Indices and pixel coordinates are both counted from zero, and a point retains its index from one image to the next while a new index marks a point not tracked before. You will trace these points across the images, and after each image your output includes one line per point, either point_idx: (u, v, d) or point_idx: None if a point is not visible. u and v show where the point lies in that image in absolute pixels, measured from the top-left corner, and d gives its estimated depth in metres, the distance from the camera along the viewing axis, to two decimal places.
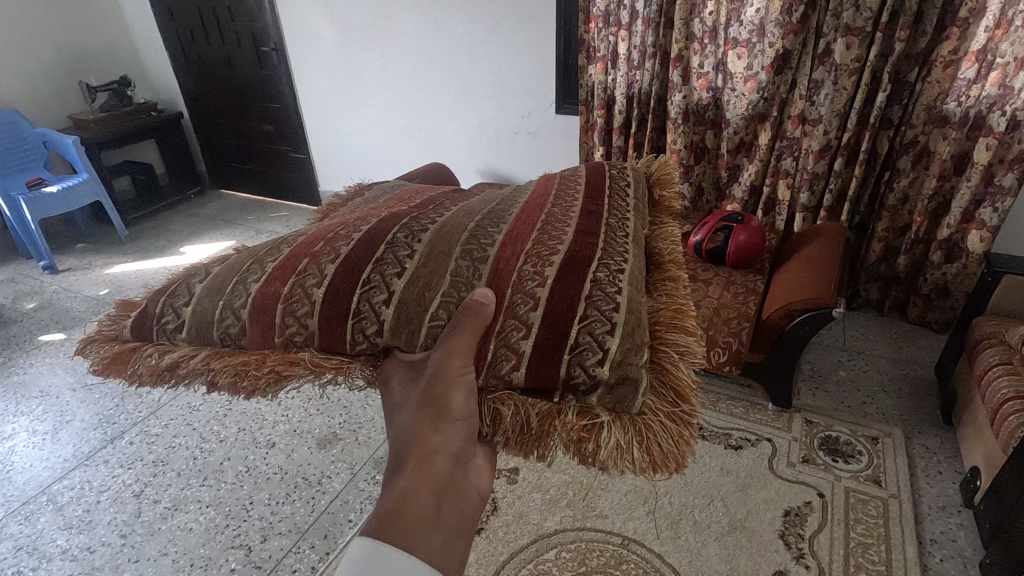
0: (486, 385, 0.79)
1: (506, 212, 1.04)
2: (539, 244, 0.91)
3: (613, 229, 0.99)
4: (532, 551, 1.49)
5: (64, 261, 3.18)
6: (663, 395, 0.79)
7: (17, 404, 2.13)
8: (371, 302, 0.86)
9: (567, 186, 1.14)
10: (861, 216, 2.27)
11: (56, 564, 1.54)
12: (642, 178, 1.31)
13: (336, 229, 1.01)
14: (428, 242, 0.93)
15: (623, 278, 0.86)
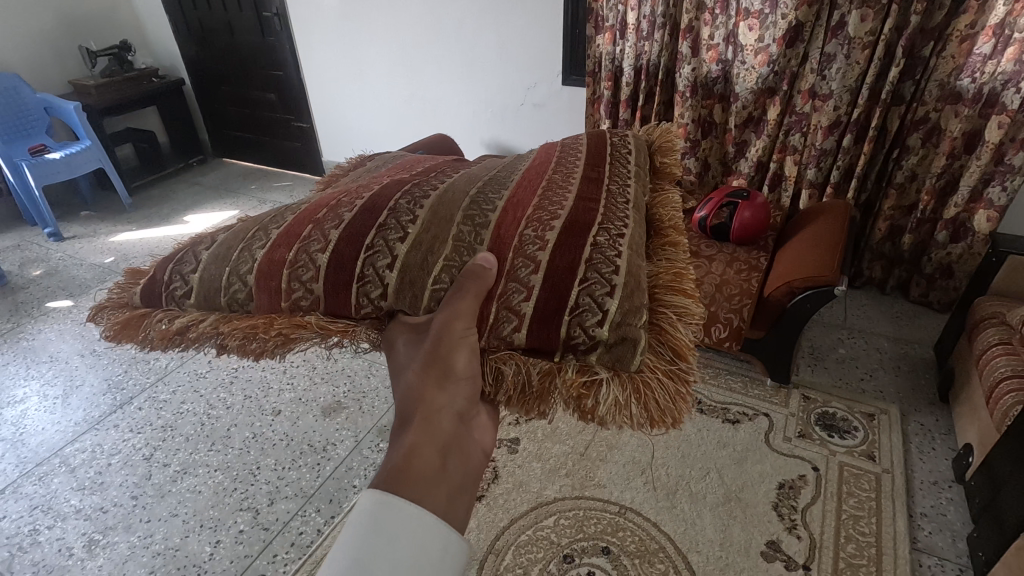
0: (489, 346, 0.82)
1: (508, 179, 1.04)
2: (543, 211, 0.92)
3: (614, 196, 0.99)
4: (531, 518, 1.54)
5: (69, 229, 3.18)
6: (660, 353, 0.81)
7: (27, 369, 2.16)
8: (375, 266, 0.87)
9: (568, 155, 1.14)
10: (868, 194, 2.26)
11: (71, 522, 1.59)
12: (644, 146, 1.31)
13: (335, 197, 1.02)
14: (430, 208, 0.93)
15: (623, 243, 0.87)
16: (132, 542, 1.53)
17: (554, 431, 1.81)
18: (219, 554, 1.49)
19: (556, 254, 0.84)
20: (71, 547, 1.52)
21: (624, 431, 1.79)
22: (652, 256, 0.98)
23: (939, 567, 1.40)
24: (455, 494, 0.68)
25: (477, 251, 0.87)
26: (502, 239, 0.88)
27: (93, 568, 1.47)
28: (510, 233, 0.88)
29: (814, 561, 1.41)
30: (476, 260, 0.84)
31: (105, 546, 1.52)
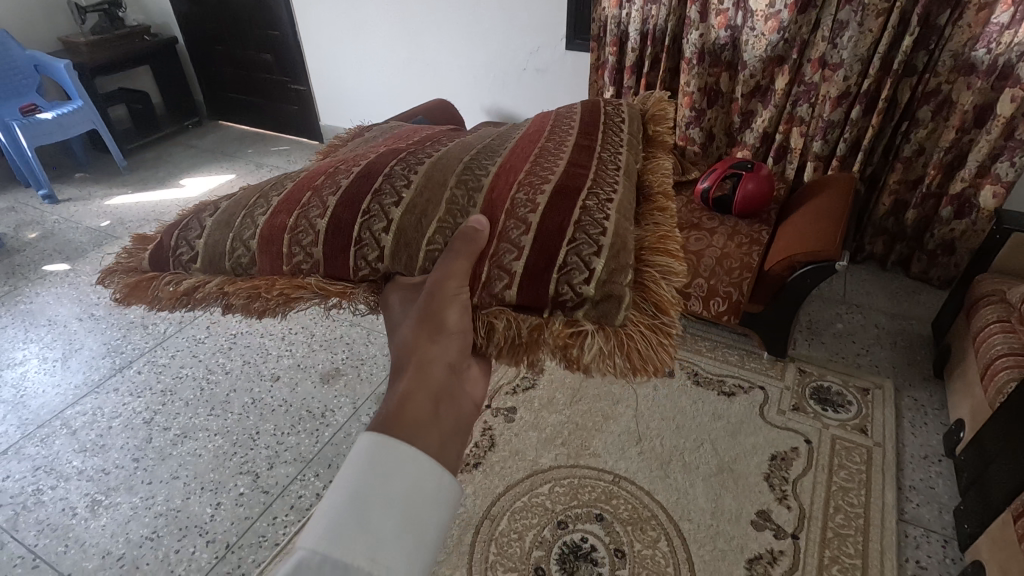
0: (479, 302, 0.81)
1: (502, 145, 1.02)
2: (536, 176, 0.90)
3: (604, 162, 0.98)
4: (527, 485, 1.56)
5: (64, 192, 3.14)
6: (643, 309, 0.81)
7: (25, 332, 2.16)
8: (371, 229, 0.86)
9: (565, 124, 1.12)
10: (874, 168, 2.22)
11: (74, 483, 1.61)
12: (637, 115, 1.29)
13: (336, 163, 1.00)
14: (423, 172, 0.92)
15: (611, 206, 0.86)
16: (135, 503, 1.56)
17: (551, 400, 1.82)
18: (221, 516, 1.52)
19: (549, 218, 0.83)
20: (74, 507, 1.55)
21: (620, 402, 1.81)
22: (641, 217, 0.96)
23: (924, 538, 1.44)
24: (449, 437, 0.66)
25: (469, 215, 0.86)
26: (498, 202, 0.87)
27: (97, 527, 1.50)
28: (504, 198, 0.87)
29: (802, 531, 1.44)
30: (468, 223, 0.84)
31: (108, 506, 1.55)
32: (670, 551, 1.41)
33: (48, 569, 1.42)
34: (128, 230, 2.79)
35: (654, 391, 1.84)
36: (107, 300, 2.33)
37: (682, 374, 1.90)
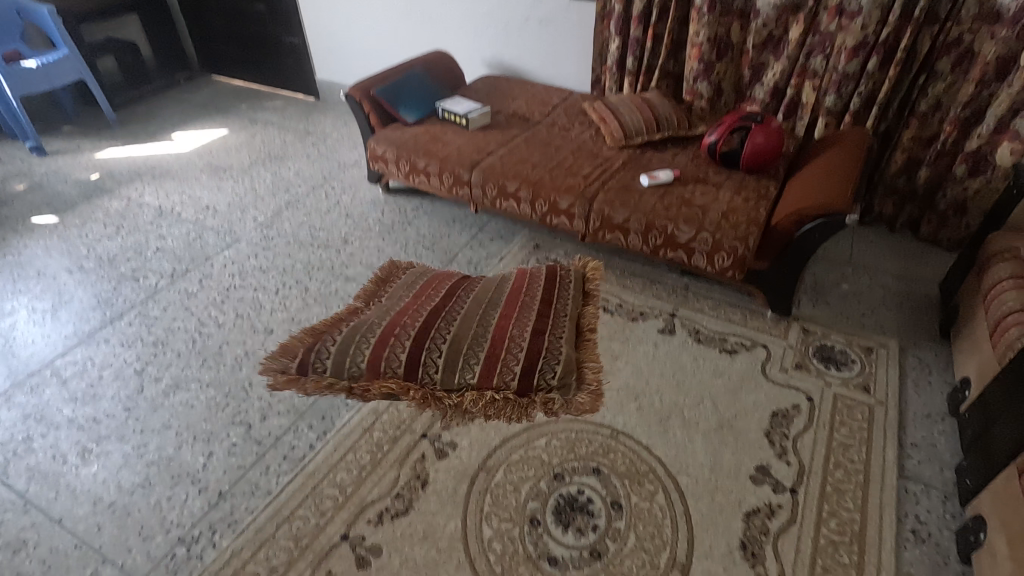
0: (485, 388, 1.43)
1: (486, 333, 1.51)
2: (512, 343, 1.49)
3: (552, 350, 1.48)
4: (523, 438, 1.54)
5: (53, 144, 3.06)
6: (583, 401, 1.43)
7: (15, 283, 2.12)
8: (392, 366, 1.45)
9: (536, 276, 1.71)
10: (888, 124, 2.13)
11: (64, 431, 1.59)
12: (579, 303, 1.65)
13: (403, 340, 1.48)
14: (446, 357, 1.46)
15: (558, 381, 1.44)
16: (126, 451, 1.54)
17: None
18: (213, 465, 1.50)
19: (515, 380, 1.43)
20: (65, 455, 1.53)
21: (620, 358, 1.78)
22: (577, 348, 1.54)
23: (924, 494, 1.42)
24: None
25: (468, 367, 1.45)
26: (485, 354, 1.47)
27: (88, 474, 1.49)
28: (486, 366, 1.45)
29: (801, 485, 1.43)
30: (466, 377, 1.44)
31: (99, 454, 1.53)
32: (667, 503, 1.39)
33: (39, 514, 1.40)
34: (118, 184, 2.72)
35: (654, 348, 1.81)
36: (98, 253, 2.28)
37: (683, 332, 1.86)
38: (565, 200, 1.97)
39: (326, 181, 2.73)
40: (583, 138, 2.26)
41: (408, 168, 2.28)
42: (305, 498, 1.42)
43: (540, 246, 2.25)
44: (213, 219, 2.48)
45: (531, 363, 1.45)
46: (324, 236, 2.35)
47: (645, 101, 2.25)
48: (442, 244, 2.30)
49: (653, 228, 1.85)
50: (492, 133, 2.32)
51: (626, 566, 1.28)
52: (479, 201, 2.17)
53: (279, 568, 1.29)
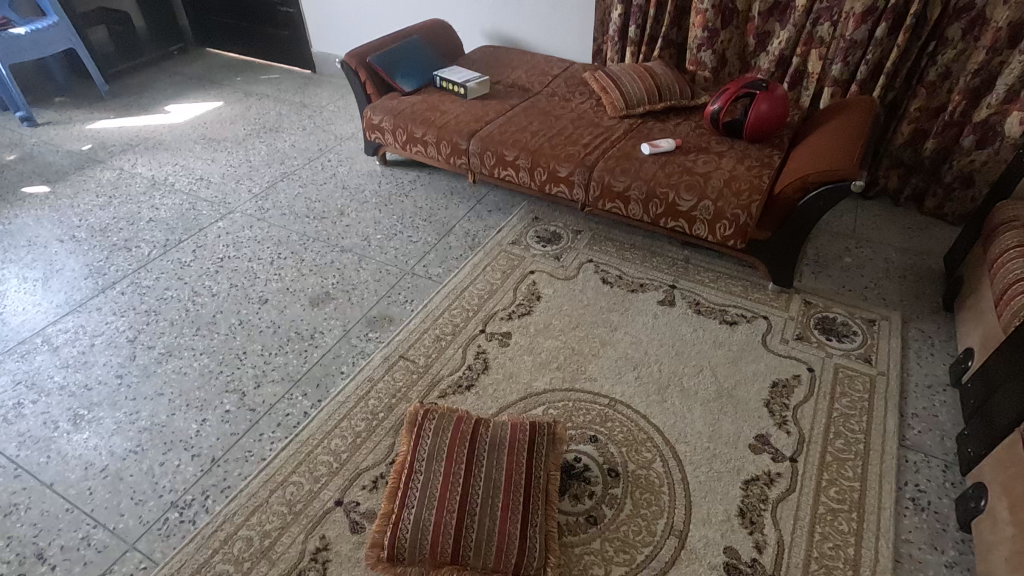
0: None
1: (453, 526, 1.21)
2: (487, 537, 1.20)
3: (522, 538, 1.21)
4: (521, 407, 1.52)
5: (44, 115, 3.01)
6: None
7: (5, 252, 2.09)
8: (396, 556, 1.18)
9: (537, 428, 1.39)
10: (895, 94, 2.09)
11: (55, 398, 1.57)
12: (528, 464, 1.32)
13: (446, 519, 1.21)
14: (411, 545, 1.19)
15: (538, 570, 1.18)
16: (119, 417, 1.52)
17: (547, 326, 1.76)
18: (206, 432, 1.49)
19: (516, 563, 1.18)
20: (56, 421, 1.52)
21: (619, 328, 1.75)
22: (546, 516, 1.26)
23: (924, 463, 1.41)
24: None
25: (485, 551, 1.18)
26: (495, 538, 1.20)
27: (80, 439, 1.47)
28: (499, 543, 1.19)
29: (801, 454, 1.42)
30: (486, 561, 1.18)
31: (91, 420, 1.52)
32: (665, 471, 1.38)
33: (31, 479, 1.39)
34: (110, 155, 2.68)
35: (654, 319, 1.78)
36: (89, 223, 2.24)
37: (683, 303, 1.84)
38: (565, 168, 1.93)
39: (322, 154, 2.68)
40: (584, 107, 2.22)
41: (405, 138, 2.24)
42: (299, 464, 1.40)
43: (539, 218, 2.22)
44: (207, 190, 2.44)
45: (526, 536, 1.21)
46: (320, 207, 2.32)
47: (646, 69, 2.19)
48: (439, 215, 2.26)
49: (654, 196, 1.82)
50: (491, 103, 2.27)
51: (623, 532, 1.27)
52: (477, 170, 2.13)
53: (273, 532, 1.28)
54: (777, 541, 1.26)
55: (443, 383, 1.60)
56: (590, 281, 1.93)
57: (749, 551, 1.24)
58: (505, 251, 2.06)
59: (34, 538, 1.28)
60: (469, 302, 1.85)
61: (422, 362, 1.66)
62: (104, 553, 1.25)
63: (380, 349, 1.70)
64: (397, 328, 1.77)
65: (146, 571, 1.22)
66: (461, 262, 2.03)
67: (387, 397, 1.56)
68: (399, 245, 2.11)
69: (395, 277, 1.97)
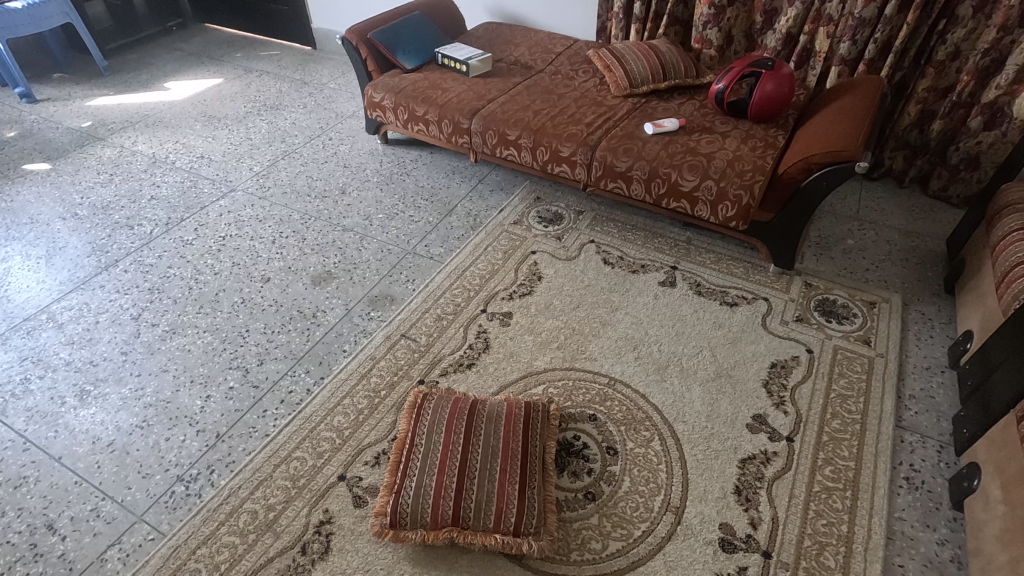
0: (472, 540, 1.20)
1: (450, 486, 1.23)
2: (486, 496, 1.22)
3: (521, 498, 1.23)
4: (522, 385, 1.54)
5: (42, 91, 2.98)
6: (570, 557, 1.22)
7: (8, 230, 2.09)
8: (399, 519, 1.21)
9: (532, 405, 1.40)
10: (903, 74, 2.06)
11: (62, 373, 1.59)
12: (527, 430, 1.35)
13: (446, 484, 1.23)
14: (411, 506, 1.21)
15: (536, 527, 1.20)
16: (124, 393, 1.54)
17: (548, 307, 1.77)
18: (210, 408, 1.51)
19: (515, 522, 1.20)
20: (63, 396, 1.54)
21: (619, 309, 1.76)
22: (543, 480, 1.29)
23: (920, 443, 1.43)
24: None
25: (485, 511, 1.21)
26: (494, 501, 1.22)
27: (87, 415, 1.49)
28: (499, 505, 1.21)
29: (798, 434, 1.43)
30: (486, 521, 1.20)
31: (97, 396, 1.54)
32: (663, 450, 1.40)
33: (39, 452, 1.42)
34: (111, 132, 2.66)
35: (654, 300, 1.79)
36: (91, 201, 2.24)
37: (684, 284, 1.84)
38: (567, 147, 1.92)
39: (323, 132, 2.66)
40: (587, 86, 2.19)
41: (407, 117, 2.22)
42: (302, 440, 1.42)
43: (540, 198, 2.21)
44: (208, 168, 2.43)
45: (524, 499, 1.23)
46: (322, 186, 2.31)
47: (651, 47, 2.16)
48: (441, 195, 2.25)
49: (656, 176, 1.81)
50: (493, 81, 2.24)
51: (620, 508, 1.29)
52: (479, 150, 2.12)
53: (277, 506, 1.30)
54: (772, 518, 1.28)
55: (445, 362, 1.61)
56: (591, 262, 1.93)
57: (744, 527, 1.26)
58: (506, 231, 2.06)
59: (44, 510, 1.31)
60: (470, 282, 1.85)
61: (423, 341, 1.67)
62: (113, 524, 1.28)
63: (382, 327, 1.72)
64: (399, 307, 1.78)
65: (154, 542, 1.25)
66: (462, 242, 2.03)
67: (389, 375, 1.58)
68: (401, 224, 2.11)
69: (397, 256, 1.98)
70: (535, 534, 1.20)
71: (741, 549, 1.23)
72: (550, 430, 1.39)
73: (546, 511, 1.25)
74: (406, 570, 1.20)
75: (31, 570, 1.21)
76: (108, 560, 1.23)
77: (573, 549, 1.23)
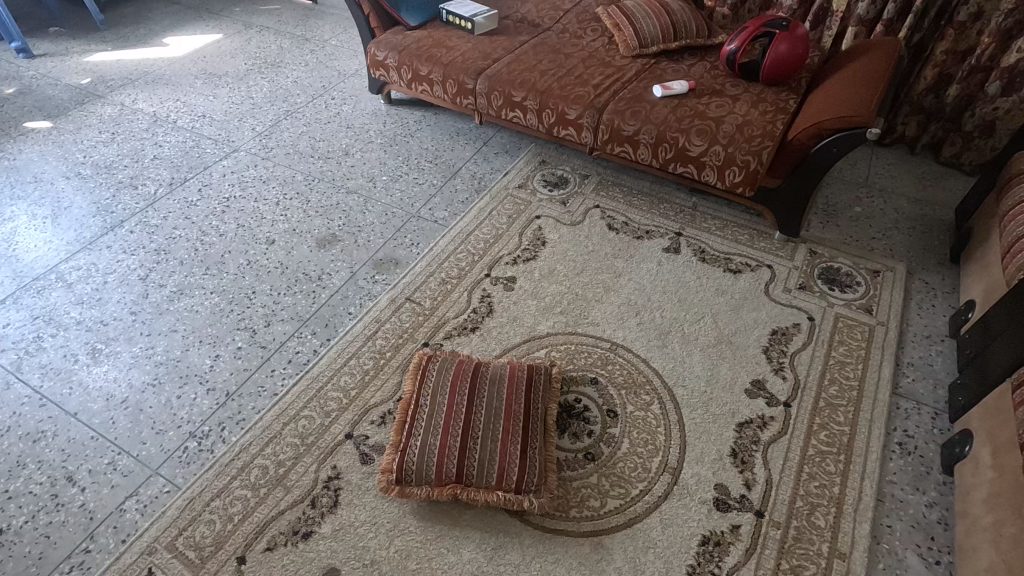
0: (474, 497, 1.24)
1: (454, 447, 1.27)
2: (488, 455, 1.26)
3: (522, 457, 1.27)
4: (524, 349, 1.56)
5: (39, 46, 2.92)
6: (568, 513, 1.27)
7: (13, 188, 2.09)
8: (406, 476, 1.25)
9: (535, 368, 1.43)
10: (923, 35, 2.00)
11: (73, 332, 1.62)
12: (528, 393, 1.37)
13: (450, 442, 1.27)
14: (417, 462, 1.25)
15: (536, 486, 1.24)
16: (135, 352, 1.58)
17: (552, 272, 1.78)
18: (220, 367, 1.54)
19: (516, 480, 1.24)
20: (76, 354, 1.57)
21: (623, 275, 1.76)
22: (543, 442, 1.33)
23: (915, 410, 1.45)
24: None
25: (488, 469, 1.25)
26: (496, 459, 1.26)
27: (100, 372, 1.53)
28: (501, 463, 1.25)
29: (795, 400, 1.46)
30: (488, 479, 1.24)
31: (109, 354, 1.57)
32: (662, 413, 1.43)
33: (55, 408, 1.46)
34: (110, 90, 2.62)
35: (658, 266, 1.79)
36: (94, 160, 2.23)
37: (688, 251, 1.84)
38: (574, 110, 1.89)
39: (325, 91, 2.61)
40: (595, 45, 2.13)
41: (410, 76, 2.18)
42: (310, 400, 1.46)
43: (545, 162, 2.19)
44: (210, 127, 2.40)
45: (525, 458, 1.27)
46: (324, 146, 2.29)
47: (662, 5, 2.09)
48: (445, 157, 2.23)
49: (663, 140, 1.78)
50: (499, 39, 2.18)
51: (620, 468, 1.33)
52: (485, 112, 2.09)
53: (287, 462, 1.35)
54: (766, 479, 1.32)
55: (449, 325, 1.63)
56: (596, 227, 1.92)
57: (738, 488, 1.30)
58: (511, 195, 2.04)
59: (63, 462, 1.36)
60: (474, 247, 1.86)
61: (428, 305, 1.69)
62: (130, 477, 1.33)
63: (386, 291, 1.73)
64: (404, 271, 1.79)
65: (170, 494, 1.30)
66: (467, 205, 2.02)
67: (394, 338, 1.60)
68: (405, 186, 2.10)
69: (401, 219, 1.97)
70: (536, 492, 1.24)
71: (735, 508, 1.27)
72: (551, 393, 1.42)
73: (546, 470, 1.29)
74: (411, 523, 1.25)
75: (53, 519, 1.26)
76: (126, 510, 1.28)
77: (573, 506, 1.28)
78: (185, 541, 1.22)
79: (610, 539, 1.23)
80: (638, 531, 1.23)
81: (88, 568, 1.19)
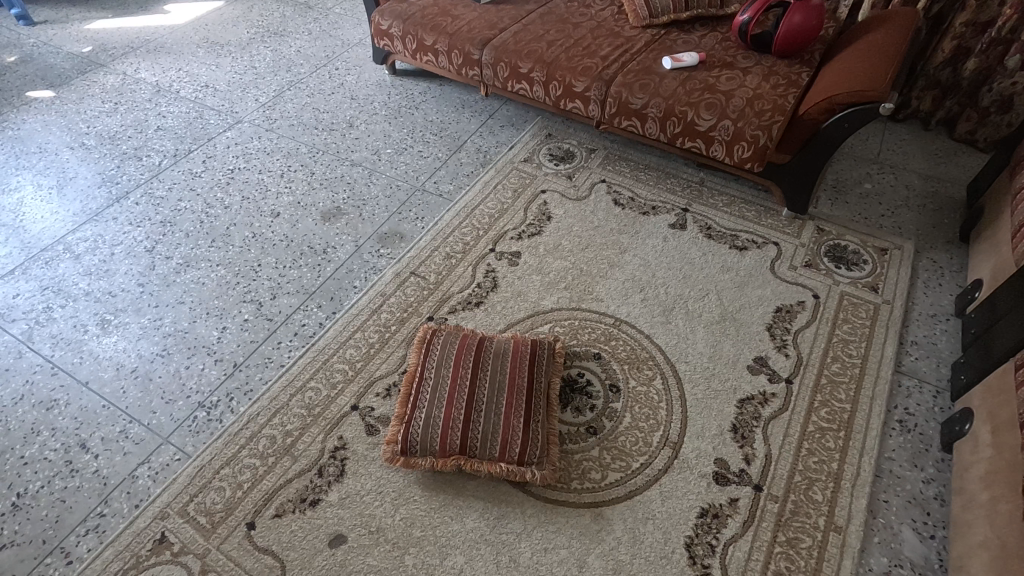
0: (478, 468, 1.27)
1: (458, 420, 1.28)
2: (491, 428, 1.27)
3: (524, 429, 1.28)
4: (527, 324, 1.57)
5: (39, 13, 2.88)
6: (569, 484, 1.29)
7: (17, 159, 2.08)
8: (410, 447, 1.27)
9: (538, 344, 1.44)
10: (943, 6, 1.93)
11: (82, 303, 1.64)
12: (530, 368, 1.38)
13: (454, 415, 1.29)
14: (422, 434, 1.27)
15: (538, 458, 1.26)
16: (144, 323, 1.59)
17: (557, 247, 1.77)
18: (227, 339, 1.56)
19: (518, 451, 1.26)
20: (85, 325, 1.59)
21: (627, 251, 1.76)
22: (545, 415, 1.34)
23: (917, 388, 1.46)
24: None
25: (491, 442, 1.26)
26: (500, 432, 1.27)
27: (109, 343, 1.55)
28: (504, 436, 1.27)
29: (797, 377, 1.47)
30: (491, 451, 1.26)
31: (118, 325, 1.59)
32: (664, 389, 1.44)
33: (67, 377, 1.48)
34: (111, 58, 2.59)
35: (663, 242, 1.78)
36: (97, 130, 2.22)
37: (694, 228, 1.83)
38: (581, 82, 1.85)
39: (328, 60, 2.57)
40: (604, 15, 2.08)
41: (415, 46, 2.14)
42: (317, 370, 1.48)
43: (552, 135, 2.17)
44: (213, 97, 2.38)
45: (528, 432, 1.28)
46: (329, 118, 2.27)
47: None
48: (450, 130, 2.21)
49: (671, 115, 1.76)
50: (506, 7, 2.13)
51: (621, 442, 1.35)
52: (490, 83, 2.05)
53: (295, 432, 1.37)
54: (765, 455, 1.33)
55: (453, 300, 1.64)
56: (601, 203, 1.91)
57: (738, 463, 1.32)
58: (516, 169, 2.03)
59: (76, 430, 1.39)
60: (480, 221, 1.85)
61: (433, 280, 1.69)
62: (142, 445, 1.36)
63: (391, 265, 1.73)
64: (408, 245, 1.79)
65: (181, 461, 1.33)
66: (471, 179, 2.00)
67: (399, 311, 1.61)
68: (411, 159, 2.08)
69: (406, 193, 1.97)
70: (538, 464, 1.26)
71: (733, 483, 1.29)
72: (555, 367, 1.43)
73: (549, 443, 1.31)
74: (416, 492, 1.28)
75: (69, 484, 1.30)
76: (139, 477, 1.31)
77: (573, 478, 1.30)
78: (196, 507, 1.25)
79: (610, 511, 1.25)
80: (637, 503, 1.26)
81: (103, 531, 1.23)
